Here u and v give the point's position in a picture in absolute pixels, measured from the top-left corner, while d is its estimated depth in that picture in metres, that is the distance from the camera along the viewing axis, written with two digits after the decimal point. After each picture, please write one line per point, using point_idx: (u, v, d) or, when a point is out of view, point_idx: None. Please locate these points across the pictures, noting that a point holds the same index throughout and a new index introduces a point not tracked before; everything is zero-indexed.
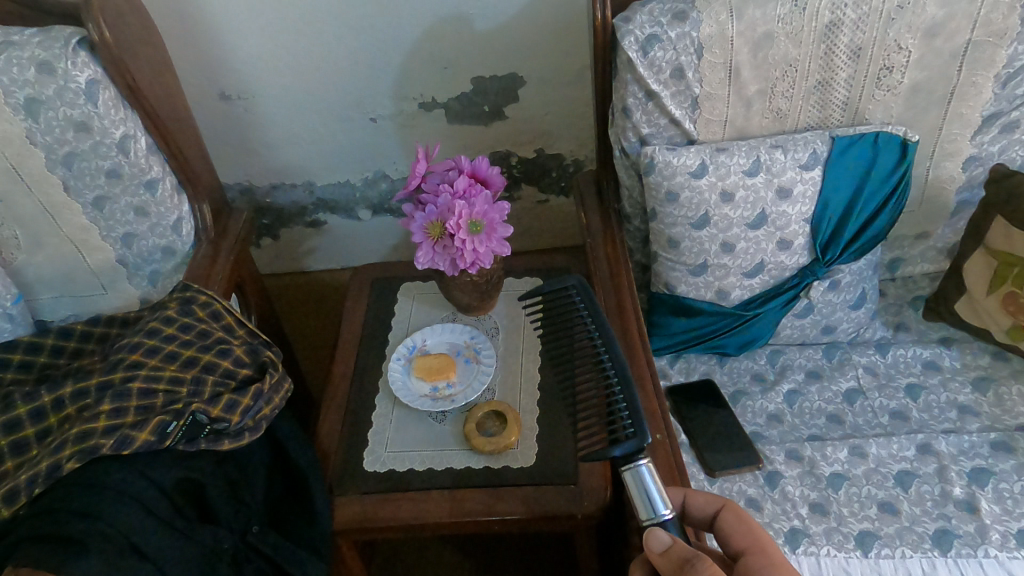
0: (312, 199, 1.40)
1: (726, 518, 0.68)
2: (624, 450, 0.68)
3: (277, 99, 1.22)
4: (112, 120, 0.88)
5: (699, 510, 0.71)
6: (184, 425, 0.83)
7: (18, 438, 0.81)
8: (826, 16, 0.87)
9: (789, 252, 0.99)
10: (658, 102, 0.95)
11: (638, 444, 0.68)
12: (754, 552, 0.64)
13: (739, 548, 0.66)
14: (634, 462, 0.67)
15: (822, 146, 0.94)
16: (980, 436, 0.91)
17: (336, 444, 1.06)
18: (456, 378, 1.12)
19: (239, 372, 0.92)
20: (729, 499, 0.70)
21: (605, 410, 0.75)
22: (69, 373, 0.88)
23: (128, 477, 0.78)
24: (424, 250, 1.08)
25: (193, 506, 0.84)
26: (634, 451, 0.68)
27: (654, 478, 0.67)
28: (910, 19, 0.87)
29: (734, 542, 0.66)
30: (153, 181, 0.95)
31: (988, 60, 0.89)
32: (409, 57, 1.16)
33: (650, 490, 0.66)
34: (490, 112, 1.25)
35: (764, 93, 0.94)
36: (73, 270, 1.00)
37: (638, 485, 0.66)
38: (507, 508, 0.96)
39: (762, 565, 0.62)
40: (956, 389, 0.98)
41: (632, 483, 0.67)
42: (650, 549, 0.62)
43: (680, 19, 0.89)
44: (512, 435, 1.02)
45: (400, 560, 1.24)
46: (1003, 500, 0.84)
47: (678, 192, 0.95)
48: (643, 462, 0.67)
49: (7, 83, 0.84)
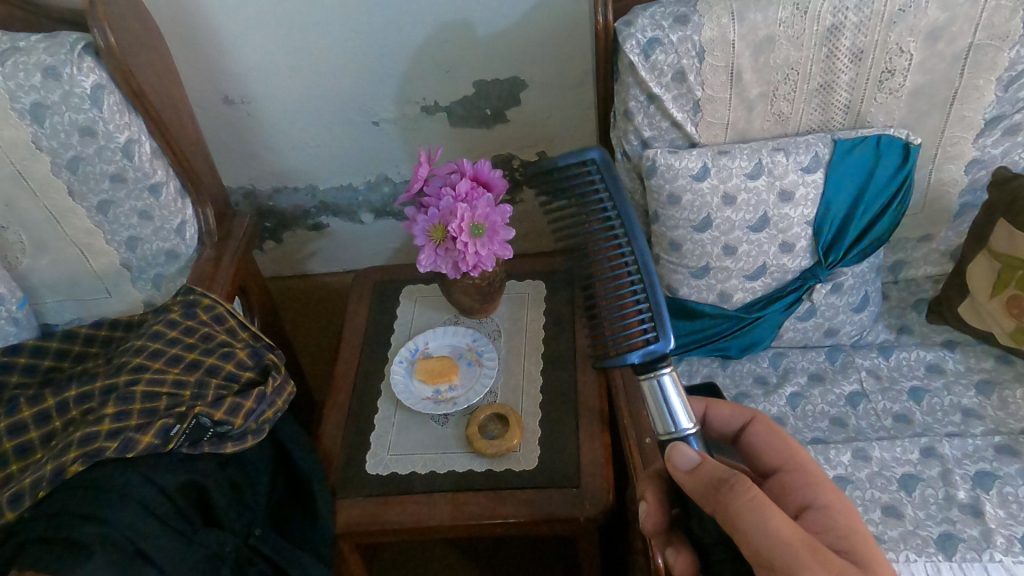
0: (315, 202, 1.40)
1: (755, 430, 0.70)
2: (644, 356, 0.68)
3: (280, 102, 1.23)
4: (117, 125, 0.89)
5: (726, 423, 0.73)
6: (188, 428, 0.84)
7: (24, 441, 0.81)
8: (827, 20, 0.87)
9: (792, 254, 0.98)
10: (660, 105, 0.95)
11: (664, 352, 0.67)
12: (788, 469, 0.64)
13: (771, 465, 0.67)
14: (656, 372, 0.66)
15: (824, 148, 0.94)
16: (984, 439, 0.91)
17: (338, 447, 1.07)
18: (459, 381, 1.12)
19: (241, 375, 0.93)
20: (758, 413, 0.72)
21: (624, 309, 0.73)
22: (73, 376, 0.88)
23: (132, 479, 0.78)
24: (427, 252, 1.09)
25: (196, 509, 0.84)
26: (656, 358, 0.68)
27: (674, 387, 0.65)
28: (912, 22, 0.87)
29: (767, 459, 0.67)
30: (156, 185, 0.96)
31: (991, 63, 0.89)
32: (411, 61, 1.17)
33: (668, 401, 0.64)
34: (492, 115, 1.25)
35: (766, 96, 0.94)
36: (77, 274, 1.01)
37: (656, 393, 0.65)
38: (510, 512, 0.96)
39: (802, 483, 0.62)
40: (960, 392, 0.98)
41: (650, 393, 0.66)
42: (675, 467, 0.59)
43: (682, 22, 0.89)
44: (514, 438, 1.02)
45: (401, 562, 1.24)
46: (1008, 504, 0.84)
47: (680, 195, 0.95)
48: (665, 370, 0.66)
49: (13, 88, 0.85)
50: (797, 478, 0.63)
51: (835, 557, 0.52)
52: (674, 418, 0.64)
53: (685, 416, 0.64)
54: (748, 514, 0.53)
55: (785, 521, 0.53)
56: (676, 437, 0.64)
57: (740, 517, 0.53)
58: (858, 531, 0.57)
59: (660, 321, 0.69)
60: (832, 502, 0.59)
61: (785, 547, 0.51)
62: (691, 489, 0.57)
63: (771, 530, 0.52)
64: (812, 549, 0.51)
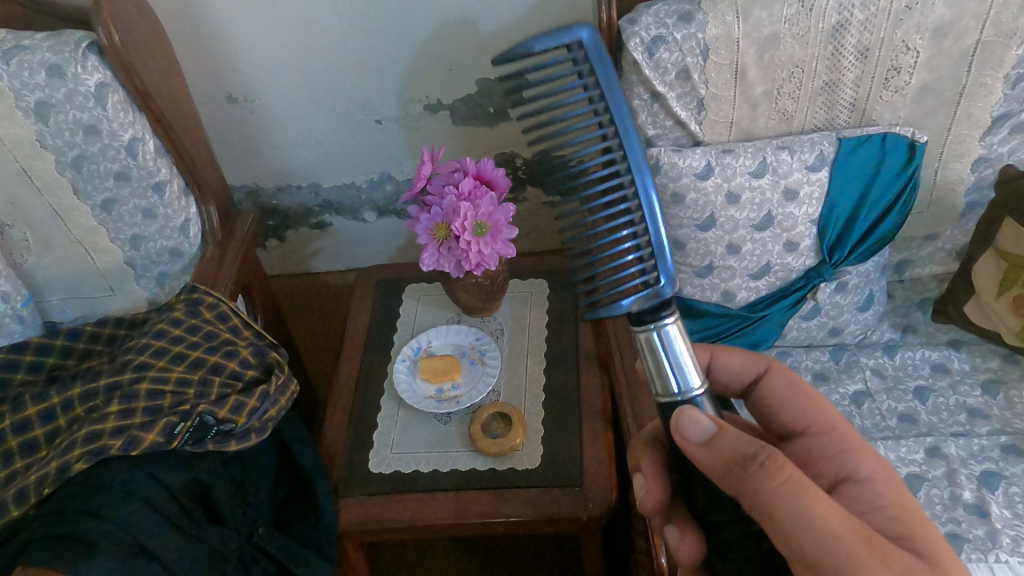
0: (318, 200, 1.40)
1: (772, 381, 0.68)
2: (644, 304, 0.63)
3: (284, 101, 1.23)
4: (121, 123, 0.89)
5: (739, 374, 0.71)
6: (191, 426, 0.84)
7: (29, 439, 0.81)
8: (833, 17, 0.87)
9: (796, 253, 0.98)
10: (664, 104, 0.95)
11: (665, 302, 0.63)
12: (817, 430, 0.63)
13: (796, 426, 0.65)
14: (659, 324, 0.59)
15: (829, 147, 0.93)
16: (991, 439, 0.90)
17: (341, 446, 1.07)
18: (462, 380, 1.12)
19: (245, 373, 0.93)
20: (773, 360, 0.70)
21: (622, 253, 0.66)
22: (79, 374, 0.88)
23: (137, 477, 0.78)
24: (430, 250, 1.09)
25: (200, 507, 0.84)
26: (657, 305, 0.64)
27: (680, 339, 0.59)
28: (918, 20, 0.86)
29: (791, 418, 0.65)
30: (161, 183, 0.96)
31: (997, 61, 0.88)
32: (414, 59, 1.17)
33: (675, 359, 0.59)
34: (495, 113, 1.25)
35: (770, 95, 0.94)
36: (82, 272, 1.01)
37: (661, 350, 0.59)
38: (513, 510, 0.96)
39: (837, 450, 0.61)
40: (965, 392, 0.97)
41: (653, 350, 0.60)
42: (688, 440, 0.55)
43: (686, 20, 0.89)
44: (517, 437, 1.03)
45: (403, 561, 1.24)
46: (1015, 505, 0.84)
47: (684, 193, 0.95)
48: (668, 322, 0.58)
49: (18, 86, 0.85)
50: (831, 442, 0.61)
51: (889, 546, 0.51)
52: (679, 376, 0.58)
53: (692, 375, 0.59)
54: (784, 501, 0.50)
55: (830, 509, 0.50)
56: (682, 399, 0.58)
57: (777, 505, 0.50)
58: (902, 501, 0.56)
59: (662, 266, 0.64)
60: (874, 472, 0.58)
61: (826, 535, 0.49)
62: (709, 464, 0.54)
63: (815, 522, 0.49)
64: (866, 541, 0.50)
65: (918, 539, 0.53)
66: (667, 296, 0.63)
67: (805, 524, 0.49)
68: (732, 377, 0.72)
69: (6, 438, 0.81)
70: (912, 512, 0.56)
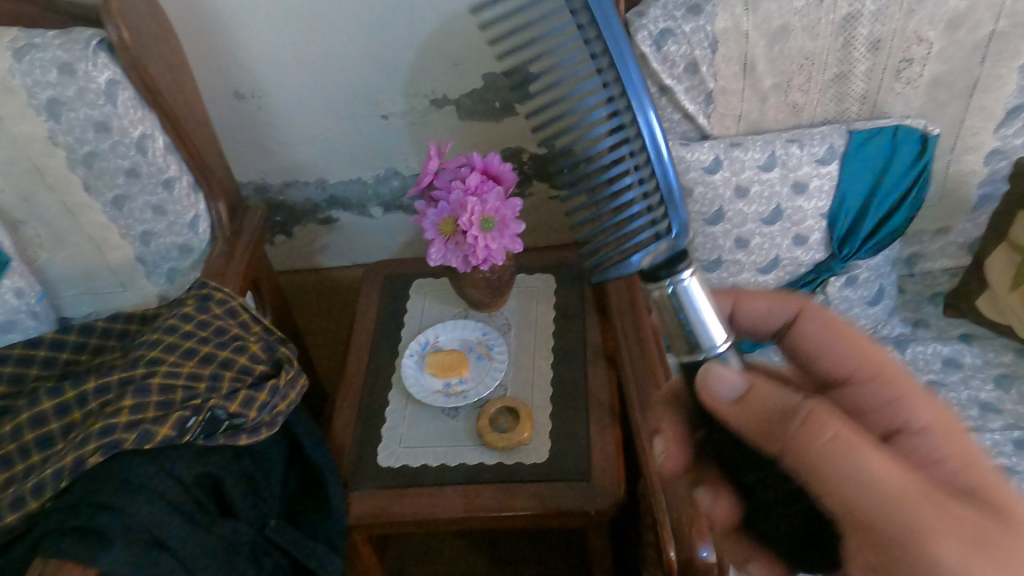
0: (325, 196, 1.40)
1: (804, 325, 0.65)
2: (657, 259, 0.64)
3: (291, 97, 1.23)
4: (131, 120, 0.90)
5: (768, 321, 0.68)
6: (203, 420, 0.85)
7: (43, 433, 0.82)
8: (843, 8, 0.86)
9: (806, 247, 0.97)
10: (672, 97, 0.93)
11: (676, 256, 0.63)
12: (859, 377, 0.59)
13: (837, 375, 0.61)
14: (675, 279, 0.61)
15: (839, 140, 0.93)
16: (1003, 434, 0.90)
17: (351, 440, 1.08)
18: (469, 374, 1.13)
19: (255, 367, 0.94)
20: (807, 302, 0.67)
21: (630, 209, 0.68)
22: (92, 369, 0.89)
23: (151, 471, 0.79)
24: (437, 246, 1.10)
25: (213, 500, 0.86)
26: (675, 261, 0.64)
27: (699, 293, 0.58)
28: (931, 10, 0.85)
29: (828, 365, 0.61)
30: (170, 180, 0.96)
31: (1012, 52, 0.87)
32: (420, 54, 1.17)
33: (693, 315, 0.58)
34: (501, 108, 1.25)
35: (780, 87, 0.93)
36: (94, 267, 1.02)
37: (680, 304, 0.59)
38: (521, 504, 0.97)
39: (886, 398, 0.56)
40: (977, 386, 0.97)
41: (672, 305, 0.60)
42: (717, 399, 0.54)
43: (695, 12, 0.88)
44: (524, 432, 1.03)
45: (412, 555, 1.25)
46: None
47: (692, 188, 0.94)
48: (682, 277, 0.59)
49: (30, 84, 0.86)
50: (879, 391, 0.57)
51: (948, 502, 0.46)
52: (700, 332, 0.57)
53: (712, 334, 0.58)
54: (827, 459, 0.47)
55: (878, 462, 0.47)
56: (708, 355, 0.57)
57: (821, 462, 0.47)
58: (963, 449, 0.51)
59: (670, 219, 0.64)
60: (931, 420, 0.53)
61: (878, 495, 0.46)
62: (744, 426, 0.52)
63: (861, 477, 0.46)
64: (926, 499, 0.46)
65: (989, 490, 0.48)
66: (683, 247, 0.62)
67: (854, 482, 0.46)
68: (762, 323, 0.68)
69: (22, 433, 0.82)
70: (978, 462, 0.50)
